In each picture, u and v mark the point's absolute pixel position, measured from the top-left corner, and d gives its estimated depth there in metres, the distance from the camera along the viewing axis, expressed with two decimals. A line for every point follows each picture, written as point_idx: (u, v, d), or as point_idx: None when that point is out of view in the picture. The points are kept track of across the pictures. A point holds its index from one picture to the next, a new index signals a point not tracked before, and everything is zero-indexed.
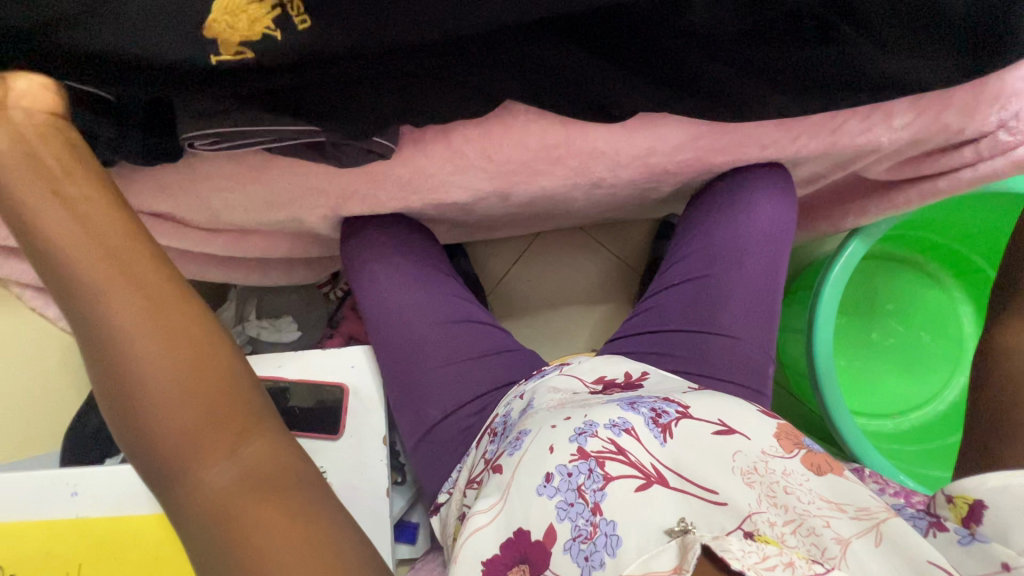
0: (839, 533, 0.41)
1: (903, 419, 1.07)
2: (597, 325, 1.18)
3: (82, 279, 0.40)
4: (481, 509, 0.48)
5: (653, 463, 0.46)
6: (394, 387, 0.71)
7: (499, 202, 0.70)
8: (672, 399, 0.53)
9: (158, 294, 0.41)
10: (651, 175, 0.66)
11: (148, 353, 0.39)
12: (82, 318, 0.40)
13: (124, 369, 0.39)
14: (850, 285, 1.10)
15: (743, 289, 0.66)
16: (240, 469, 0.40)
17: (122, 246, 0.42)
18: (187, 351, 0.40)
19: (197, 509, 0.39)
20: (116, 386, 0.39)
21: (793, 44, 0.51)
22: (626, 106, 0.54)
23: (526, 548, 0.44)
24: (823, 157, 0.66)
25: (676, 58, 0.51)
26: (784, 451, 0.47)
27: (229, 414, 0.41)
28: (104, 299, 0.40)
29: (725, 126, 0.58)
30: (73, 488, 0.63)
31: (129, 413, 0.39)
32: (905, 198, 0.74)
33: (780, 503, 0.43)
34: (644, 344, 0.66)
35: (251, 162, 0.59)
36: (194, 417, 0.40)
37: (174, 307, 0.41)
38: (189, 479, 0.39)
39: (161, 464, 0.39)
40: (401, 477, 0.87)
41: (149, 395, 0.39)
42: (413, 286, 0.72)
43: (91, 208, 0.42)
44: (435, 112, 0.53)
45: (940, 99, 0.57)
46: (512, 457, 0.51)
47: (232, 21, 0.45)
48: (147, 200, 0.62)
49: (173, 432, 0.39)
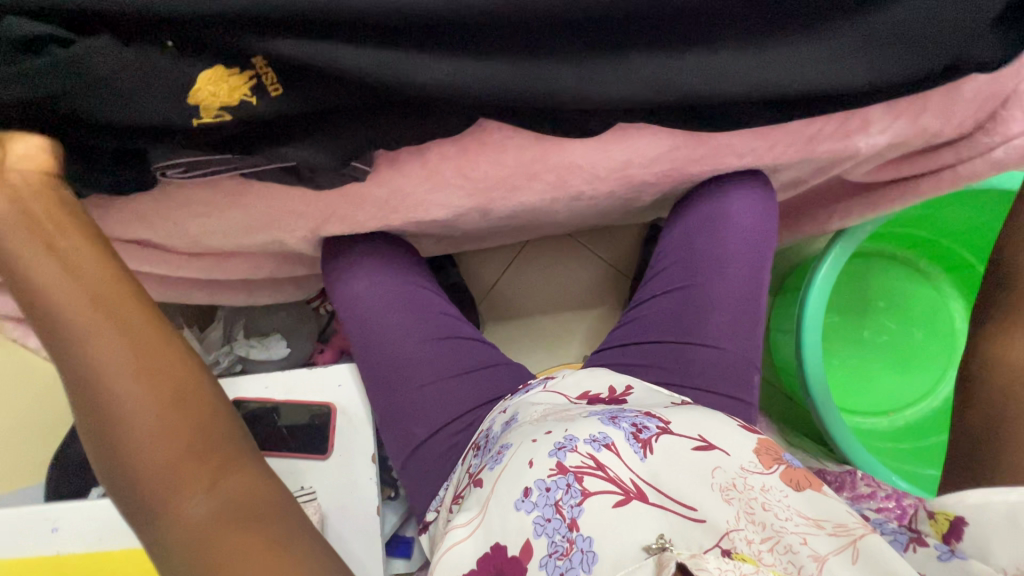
0: (815, 551, 0.40)
1: (897, 417, 1.07)
2: (589, 332, 1.18)
3: (73, 328, 0.43)
4: (460, 523, 0.49)
5: (632, 478, 0.46)
6: (379, 404, 0.70)
7: (480, 217, 0.70)
8: (653, 414, 0.52)
9: (144, 339, 0.44)
10: (630, 186, 0.65)
11: (133, 395, 0.42)
12: (71, 365, 0.42)
13: (109, 410, 0.41)
14: (841, 284, 1.09)
15: (726, 297, 0.66)
16: (218, 503, 0.42)
17: (114, 295, 0.45)
18: (172, 391, 0.43)
19: (173, 545, 0.40)
20: (101, 427, 0.42)
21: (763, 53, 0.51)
22: (599, 120, 0.53)
23: (502, 564, 0.44)
24: (803, 163, 0.65)
25: (650, 76, 0.49)
26: (763, 467, 0.46)
27: (210, 450, 0.43)
28: (92, 345, 0.42)
29: (702, 137, 0.58)
30: (53, 523, 0.63)
31: (112, 452, 0.41)
32: (888, 200, 0.74)
33: (758, 520, 0.42)
34: (628, 356, 0.66)
35: (226, 188, 0.58)
36: (174, 454, 0.42)
37: (160, 351, 0.44)
38: (166, 516, 0.41)
39: (140, 498, 0.41)
40: (394, 493, 0.87)
41: (132, 434, 0.41)
42: (396, 304, 0.72)
43: (79, 257, 0.46)
44: (407, 134, 0.53)
45: (916, 104, 0.57)
46: (492, 470, 0.51)
47: (215, 90, 0.47)
48: (125, 228, 0.62)
49: (153, 466, 0.41)
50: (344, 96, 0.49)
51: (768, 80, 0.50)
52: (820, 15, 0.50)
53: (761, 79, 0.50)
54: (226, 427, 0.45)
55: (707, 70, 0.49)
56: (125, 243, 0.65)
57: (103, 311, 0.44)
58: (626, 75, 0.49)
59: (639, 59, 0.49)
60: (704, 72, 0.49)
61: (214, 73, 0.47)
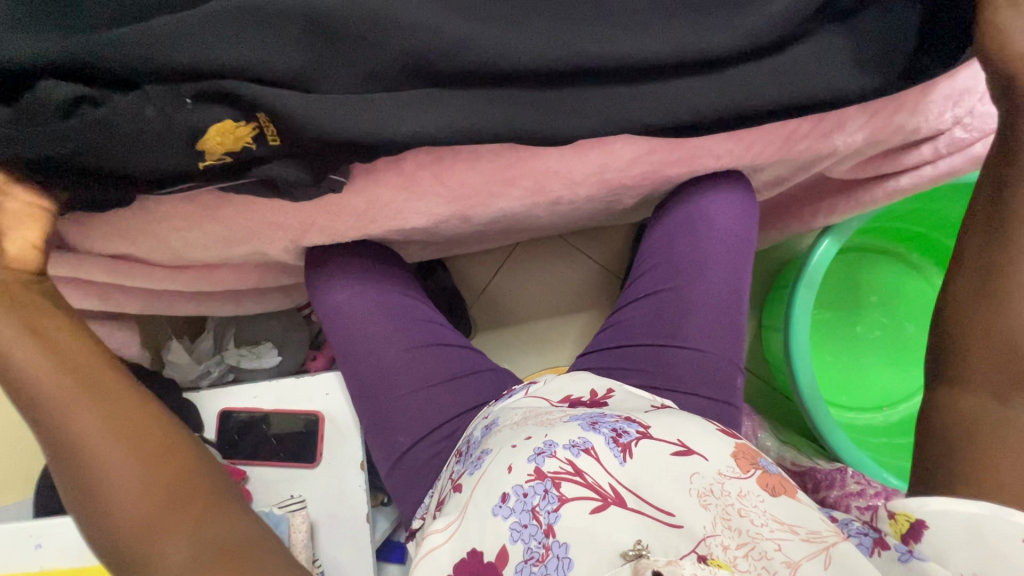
0: (789, 557, 0.40)
1: (893, 411, 1.06)
2: (581, 332, 1.18)
3: (49, 400, 0.46)
4: (437, 528, 0.48)
5: (611, 483, 0.45)
6: (364, 412, 0.70)
7: (461, 224, 0.70)
8: (634, 418, 0.52)
9: (120, 403, 0.48)
10: (610, 190, 0.65)
11: (110, 454, 0.45)
12: (50, 438, 0.46)
13: (87, 471, 0.44)
14: (832, 280, 1.09)
15: (707, 300, 0.66)
16: (197, 544, 0.42)
17: (90, 367, 0.49)
18: (148, 446, 0.46)
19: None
20: (82, 488, 0.44)
21: (733, 62, 0.52)
22: (578, 129, 0.52)
23: (478, 570, 0.44)
24: (781, 163, 0.65)
25: (610, 97, 0.52)
26: (740, 471, 0.46)
27: (188, 493, 0.45)
28: (68, 414, 0.46)
29: (677, 140, 0.58)
30: (37, 540, 0.63)
31: (93, 512, 0.43)
32: (871, 196, 0.74)
33: (734, 526, 0.42)
34: (611, 360, 0.66)
35: (204, 201, 0.58)
36: (152, 501, 0.43)
37: (137, 413, 0.48)
38: (147, 564, 0.41)
39: (126, 549, 0.42)
40: (386, 498, 0.87)
41: (110, 490, 0.43)
42: (379, 313, 0.72)
43: (58, 336, 0.50)
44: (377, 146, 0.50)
45: (891, 103, 0.57)
46: (472, 476, 0.51)
47: (222, 139, 0.49)
48: (106, 243, 0.62)
49: (133, 515, 0.42)
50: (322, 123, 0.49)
51: (726, 93, 0.52)
52: (787, 22, 0.51)
53: (719, 94, 0.52)
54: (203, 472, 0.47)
55: (665, 87, 0.52)
56: (108, 258, 0.66)
57: (81, 382, 0.48)
58: (587, 97, 0.51)
59: (600, 82, 0.51)
60: (663, 90, 0.52)
61: (223, 126, 0.48)
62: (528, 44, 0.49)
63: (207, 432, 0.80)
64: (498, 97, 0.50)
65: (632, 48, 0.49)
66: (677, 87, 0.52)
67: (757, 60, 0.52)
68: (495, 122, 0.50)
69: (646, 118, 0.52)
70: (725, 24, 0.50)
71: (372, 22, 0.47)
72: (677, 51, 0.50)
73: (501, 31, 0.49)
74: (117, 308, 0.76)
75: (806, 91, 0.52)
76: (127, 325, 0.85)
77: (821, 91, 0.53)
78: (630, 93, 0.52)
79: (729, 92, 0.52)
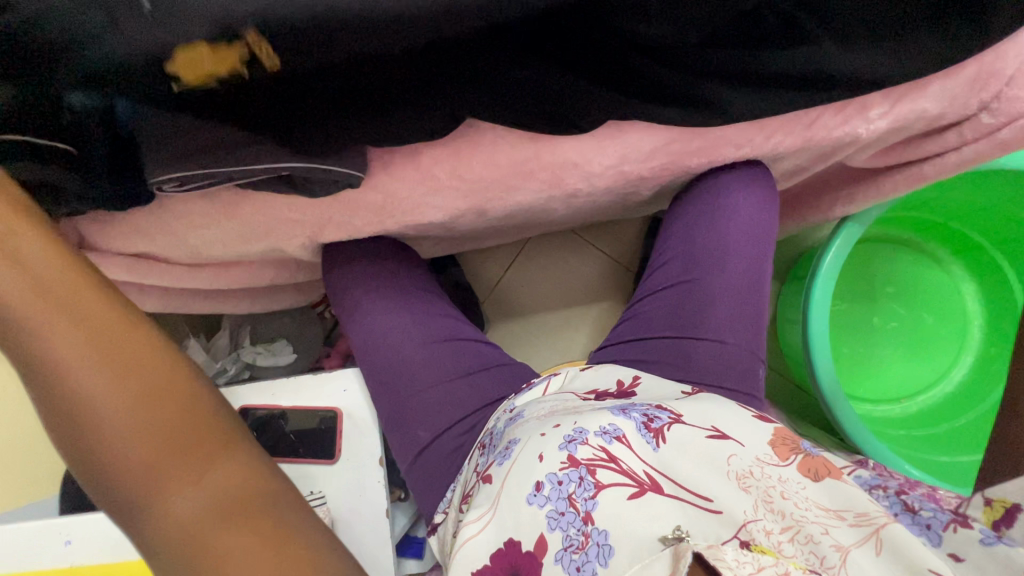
0: (837, 542, 0.39)
1: (912, 403, 1.05)
2: (595, 326, 1.18)
3: (35, 335, 0.42)
4: (472, 519, 0.50)
5: (645, 470, 0.46)
6: (383, 408, 0.70)
7: (477, 218, 0.69)
8: (664, 407, 0.52)
9: (108, 334, 0.43)
10: (628, 182, 0.65)
11: (105, 397, 0.41)
12: (38, 371, 0.42)
13: (83, 413, 0.41)
14: (847, 271, 1.08)
15: (728, 291, 0.65)
16: (208, 494, 0.40)
17: (80, 296, 0.45)
18: (145, 386, 0.42)
19: (165, 541, 0.39)
20: (76, 431, 0.41)
21: (753, 43, 0.52)
22: (591, 116, 0.53)
23: (516, 559, 0.46)
24: (802, 152, 0.65)
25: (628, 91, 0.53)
26: (779, 458, 0.45)
27: (194, 439, 0.42)
28: (47, 351, 0.42)
29: (697, 129, 0.57)
30: (66, 536, 0.63)
31: (88, 457, 0.41)
32: (892, 185, 0.73)
33: (777, 509, 0.42)
34: (631, 353, 0.66)
35: (223, 198, 0.59)
36: (151, 444, 0.41)
37: (128, 345, 0.43)
38: (152, 509, 0.39)
39: (128, 497, 0.40)
40: (403, 494, 0.87)
41: (103, 435, 0.40)
42: (397, 309, 0.72)
43: (35, 259, 0.45)
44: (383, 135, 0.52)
45: (915, 88, 0.56)
46: (502, 466, 0.52)
47: (200, 59, 0.44)
48: (127, 241, 0.62)
49: (133, 460, 0.40)
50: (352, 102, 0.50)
51: (740, 88, 0.54)
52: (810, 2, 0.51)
53: (734, 89, 0.54)
54: (208, 413, 0.44)
55: (686, 81, 0.53)
56: (127, 256, 0.66)
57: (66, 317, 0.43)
58: (605, 85, 0.52)
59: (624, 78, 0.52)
60: (684, 83, 0.53)
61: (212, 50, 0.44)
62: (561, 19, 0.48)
63: None
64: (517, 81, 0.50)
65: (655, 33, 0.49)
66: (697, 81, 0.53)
67: (782, 41, 0.52)
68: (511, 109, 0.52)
69: (666, 113, 0.54)
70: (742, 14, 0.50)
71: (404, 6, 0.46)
72: (699, 38, 0.50)
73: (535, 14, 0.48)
74: None
75: (823, 79, 0.54)
76: None
77: (839, 77, 0.53)
78: (653, 89, 0.53)
79: (745, 83, 0.54)
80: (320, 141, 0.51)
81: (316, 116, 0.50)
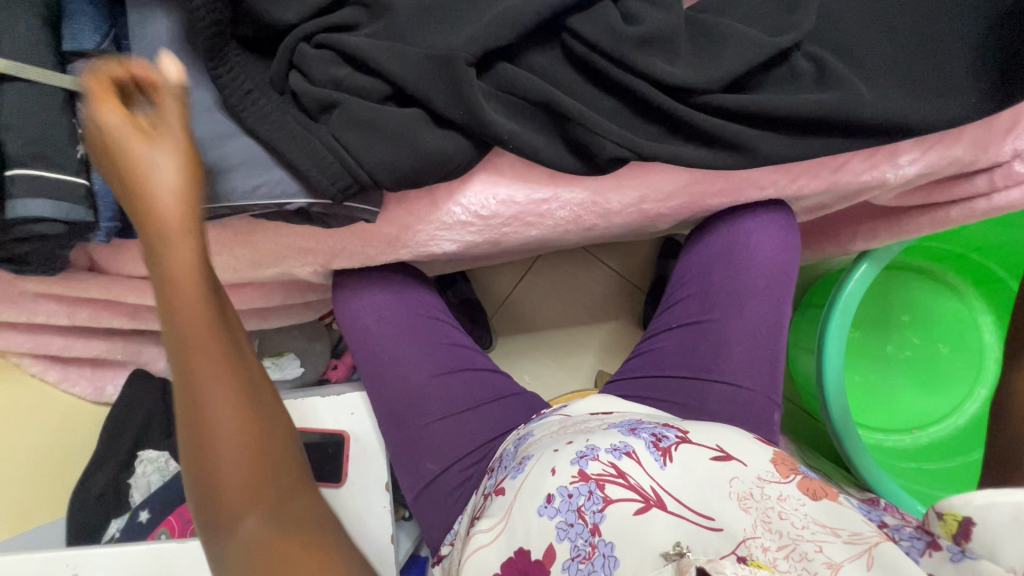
0: (830, 559, 0.38)
1: (923, 434, 1.03)
2: (605, 343, 1.16)
3: (176, 319, 0.41)
4: (483, 528, 0.49)
5: (653, 486, 0.46)
6: (391, 438, 0.70)
7: (490, 248, 0.67)
8: (672, 427, 0.53)
9: (244, 358, 0.42)
10: (646, 219, 0.63)
11: (226, 414, 0.39)
12: (178, 355, 0.40)
13: (203, 414, 0.39)
14: (866, 298, 1.06)
15: (745, 332, 0.64)
16: (278, 520, 0.39)
17: (218, 327, 0.42)
18: (265, 415, 0.42)
19: (229, 563, 0.37)
20: (192, 429, 0.39)
21: (792, 81, 0.53)
22: (608, 156, 0.52)
23: (525, 567, 0.45)
24: (825, 193, 0.63)
25: (668, 145, 0.53)
26: (780, 476, 0.47)
27: (282, 477, 0.40)
28: (190, 339, 0.40)
29: (720, 171, 0.56)
30: (73, 569, 0.53)
31: (197, 455, 0.39)
32: (915, 225, 0.71)
33: (775, 528, 0.42)
34: (643, 389, 0.65)
35: (237, 227, 0.58)
36: (255, 464, 0.39)
37: (256, 376, 0.43)
38: (227, 530, 0.38)
39: (213, 507, 0.38)
40: (408, 514, 0.87)
41: (215, 444, 0.39)
42: (405, 335, 0.71)
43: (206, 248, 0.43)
44: (410, 160, 0.50)
45: (946, 136, 0.55)
46: (514, 480, 0.51)
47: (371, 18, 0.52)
48: (136, 264, 0.61)
49: (232, 475, 0.39)
50: (390, 117, 0.50)
51: (782, 130, 0.53)
52: (868, 54, 0.54)
53: (780, 132, 0.53)
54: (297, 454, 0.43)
55: (724, 123, 0.52)
56: (135, 279, 0.64)
57: (218, 343, 0.41)
58: (641, 121, 0.53)
59: (652, 115, 0.53)
60: (720, 125, 0.52)
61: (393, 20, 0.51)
62: (601, 60, 0.51)
63: None
64: (554, 108, 0.51)
65: (702, 83, 0.51)
66: (731, 122, 0.52)
67: (815, 79, 0.53)
68: (531, 147, 0.52)
69: (699, 156, 0.53)
70: (774, 67, 0.53)
71: (453, 79, 0.49)
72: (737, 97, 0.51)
73: (604, 42, 0.50)
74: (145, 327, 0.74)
75: (881, 117, 0.51)
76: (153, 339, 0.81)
77: (892, 120, 0.52)
78: (685, 130, 0.53)
79: (791, 127, 0.53)
80: (319, 155, 0.49)
81: (349, 136, 0.49)
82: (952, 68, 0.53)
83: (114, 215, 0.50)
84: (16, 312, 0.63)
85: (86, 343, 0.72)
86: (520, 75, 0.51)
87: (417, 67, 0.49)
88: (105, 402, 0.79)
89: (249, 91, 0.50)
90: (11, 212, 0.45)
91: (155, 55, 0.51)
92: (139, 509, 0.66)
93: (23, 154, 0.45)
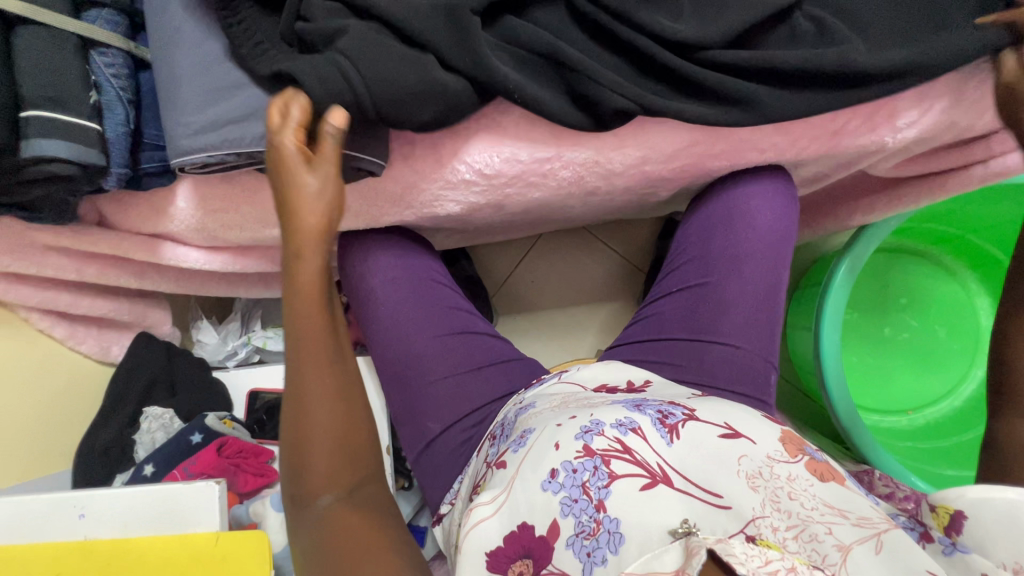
0: (840, 540, 0.41)
1: (918, 415, 1.05)
2: (605, 324, 1.17)
3: (293, 314, 0.47)
4: (483, 501, 0.48)
5: (659, 462, 0.46)
6: (393, 398, 0.71)
7: (493, 213, 0.68)
8: (677, 403, 0.53)
9: (344, 362, 0.48)
10: (648, 183, 0.64)
11: (322, 411, 0.45)
12: (293, 342, 0.47)
13: (304, 395, 0.46)
14: (863, 279, 1.07)
15: (744, 297, 0.65)
16: (350, 505, 0.45)
17: (329, 333, 0.47)
18: (355, 414, 0.47)
19: (304, 524, 0.44)
20: (293, 406, 0.46)
21: (791, 38, 0.54)
22: (610, 109, 0.53)
23: (529, 543, 0.45)
24: (824, 159, 0.64)
25: (668, 101, 0.53)
26: (789, 455, 0.47)
27: (360, 463, 0.46)
28: (304, 331, 0.47)
29: (719, 132, 0.57)
30: (81, 509, 0.54)
31: (294, 429, 0.45)
32: (913, 195, 0.72)
33: (783, 509, 0.43)
34: (643, 352, 0.66)
35: (244, 182, 0.59)
36: (338, 452, 0.45)
37: (353, 380, 0.48)
38: (307, 494, 0.45)
39: (300, 475, 0.45)
40: (407, 483, 0.86)
41: (310, 423, 0.45)
42: (408, 299, 0.72)
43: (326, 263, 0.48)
44: (416, 104, 0.50)
45: (946, 96, 0.56)
46: (516, 453, 0.51)
47: None
48: (141, 219, 0.61)
49: (319, 452, 0.45)
50: (394, 52, 0.49)
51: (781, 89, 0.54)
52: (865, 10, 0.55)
53: (780, 90, 0.54)
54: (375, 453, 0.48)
55: (726, 78, 0.53)
56: (140, 237, 0.64)
57: (320, 341, 0.47)
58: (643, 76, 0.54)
59: (655, 71, 0.54)
60: (721, 80, 0.53)
61: None
62: (605, 12, 0.52)
63: (237, 412, 0.80)
64: (557, 58, 0.52)
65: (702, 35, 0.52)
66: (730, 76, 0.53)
67: (814, 35, 0.54)
68: (535, 97, 0.52)
69: (702, 114, 0.54)
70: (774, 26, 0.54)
71: (455, 26, 0.50)
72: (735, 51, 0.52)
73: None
74: (151, 288, 0.74)
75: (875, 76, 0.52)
76: (158, 303, 0.82)
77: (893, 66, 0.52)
78: (689, 87, 0.54)
79: (790, 83, 0.54)
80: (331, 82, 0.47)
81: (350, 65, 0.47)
82: (953, 17, 0.53)
83: (124, 160, 0.52)
84: (26, 264, 0.64)
85: (94, 302, 0.73)
86: (524, 27, 0.52)
87: (418, 12, 0.50)
88: (111, 361, 0.80)
89: (259, 41, 0.51)
90: (26, 152, 0.47)
91: (170, 6, 0.52)
92: (144, 462, 0.68)
93: (37, 95, 0.46)
